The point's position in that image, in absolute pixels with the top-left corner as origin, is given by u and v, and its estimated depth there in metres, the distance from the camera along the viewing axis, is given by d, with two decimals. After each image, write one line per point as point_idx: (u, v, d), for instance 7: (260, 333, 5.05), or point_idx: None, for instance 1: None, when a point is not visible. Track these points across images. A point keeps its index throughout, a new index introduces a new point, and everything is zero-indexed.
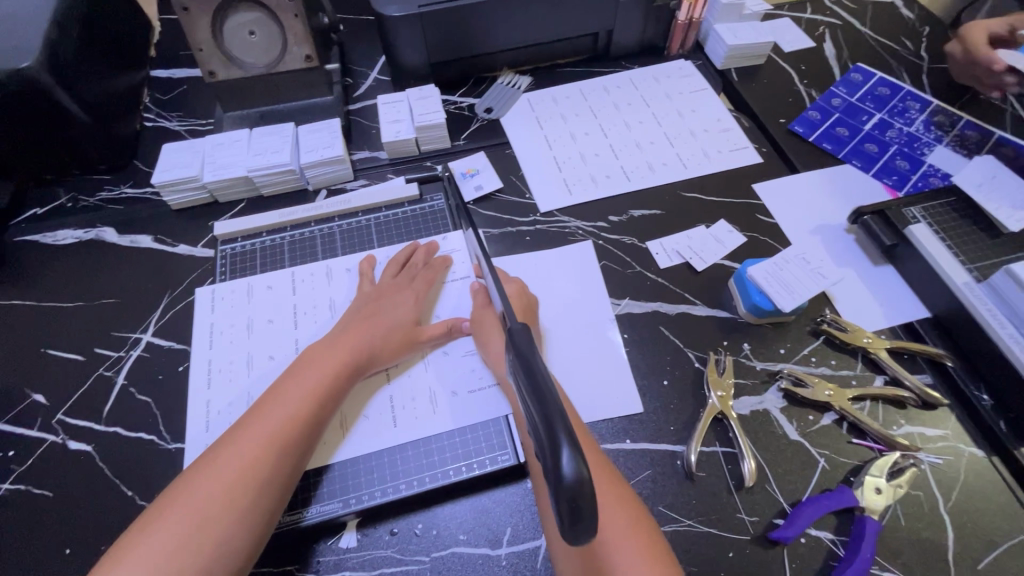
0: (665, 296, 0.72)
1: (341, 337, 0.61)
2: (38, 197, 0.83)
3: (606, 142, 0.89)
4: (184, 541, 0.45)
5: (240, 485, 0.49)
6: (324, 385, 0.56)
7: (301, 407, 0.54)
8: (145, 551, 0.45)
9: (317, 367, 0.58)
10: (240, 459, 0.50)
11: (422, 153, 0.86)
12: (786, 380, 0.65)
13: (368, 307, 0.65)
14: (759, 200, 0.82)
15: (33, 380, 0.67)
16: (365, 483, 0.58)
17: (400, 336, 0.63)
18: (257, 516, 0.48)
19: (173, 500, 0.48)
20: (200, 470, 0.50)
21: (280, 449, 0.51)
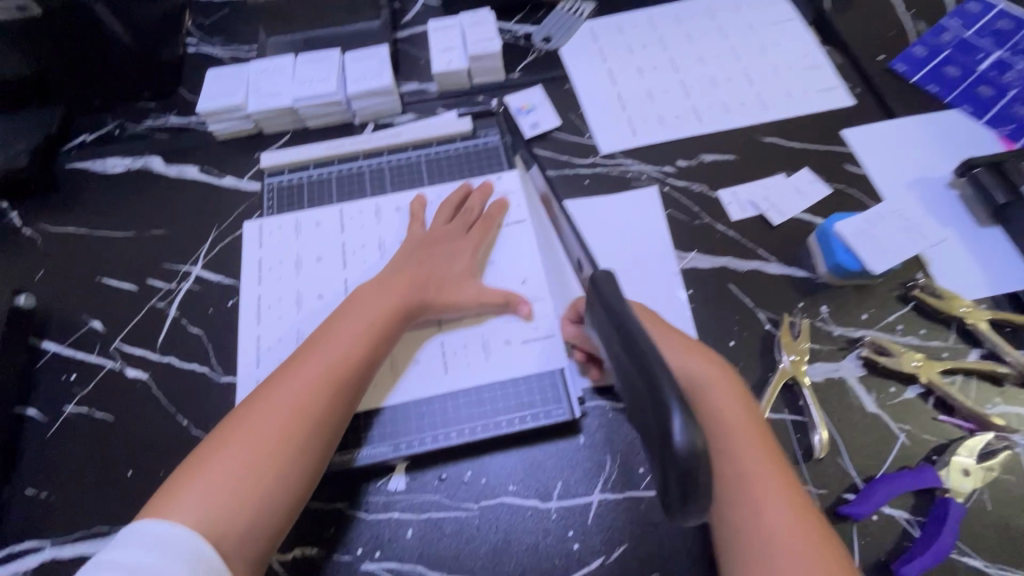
0: (736, 251, 0.66)
1: (393, 280, 0.58)
2: (86, 122, 0.81)
3: (676, 77, 0.79)
4: (243, 476, 0.45)
5: (295, 425, 0.48)
6: (377, 328, 0.54)
7: (354, 350, 0.53)
8: (204, 484, 0.45)
9: (368, 310, 0.56)
10: (294, 400, 0.49)
11: (474, 86, 0.80)
12: (867, 348, 0.59)
13: (421, 250, 0.62)
14: (849, 148, 0.73)
15: (90, 307, 0.68)
16: (415, 427, 0.57)
17: (454, 282, 0.60)
18: (311, 456, 0.48)
19: (229, 435, 0.48)
20: (255, 407, 0.49)
21: (333, 392, 0.50)
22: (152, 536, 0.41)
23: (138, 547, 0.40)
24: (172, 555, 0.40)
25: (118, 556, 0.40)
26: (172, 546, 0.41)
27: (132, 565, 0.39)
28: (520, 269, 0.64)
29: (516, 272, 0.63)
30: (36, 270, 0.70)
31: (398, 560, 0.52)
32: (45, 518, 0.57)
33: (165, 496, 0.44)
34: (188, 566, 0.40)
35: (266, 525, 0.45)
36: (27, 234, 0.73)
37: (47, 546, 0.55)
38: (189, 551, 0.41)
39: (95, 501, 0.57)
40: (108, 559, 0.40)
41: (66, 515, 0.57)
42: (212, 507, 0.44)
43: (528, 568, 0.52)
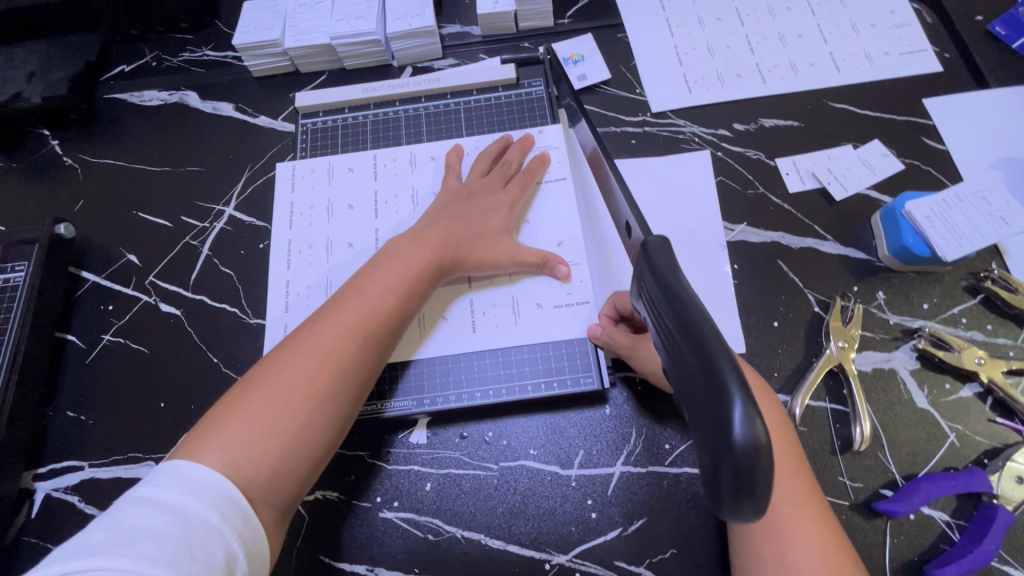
0: (790, 226, 0.62)
1: (427, 233, 0.56)
2: (125, 53, 0.80)
3: (741, 31, 0.72)
4: (273, 424, 0.44)
5: (323, 374, 0.47)
6: (409, 282, 0.53)
7: (385, 302, 0.51)
8: (233, 430, 0.43)
9: (399, 263, 0.54)
10: (323, 350, 0.48)
11: (520, 31, 0.75)
12: (925, 340, 0.55)
13: (457, 205, 0.59)
14: (930, 120, 0.66)
15: (127, 241, 0.68)
16: (440, 385, 0.56)
17: (489, 240, 0.57)
18: (339, 407, 0.47)
19: (258, 381, 0.46)
20: (283, 355, 0.48)
21: (363, 344, 0.49)
22: (186, 475, 0.40)
23: (173, 486, 0.39)
24: (207, 499, 0.39)
25: (152, 493, 0.38)
26: (207, 489, 0.39)
27: (167, 505, 0.38)
28: (557, 231, 0.61)
29: (552, 234, 0.61)
30: (76, 200, 0.71)
31: (415, 512, 0.53)
32: (83, 440, 0.59)
33: (192, 440, 0.43)
34: (222, 512, 0.39)
35: (293, 472, 0.44)
36: (67, 163, 0.73)
37: (85, 467, 0.58)
38: (223, 496, 0.40)
39: (130, 429, 0.59)
40: (142, 496, 0.38)
41: (103, 439, 0.59)
42: (242, 453, 0.42)
43: (544, 531, 0.52)
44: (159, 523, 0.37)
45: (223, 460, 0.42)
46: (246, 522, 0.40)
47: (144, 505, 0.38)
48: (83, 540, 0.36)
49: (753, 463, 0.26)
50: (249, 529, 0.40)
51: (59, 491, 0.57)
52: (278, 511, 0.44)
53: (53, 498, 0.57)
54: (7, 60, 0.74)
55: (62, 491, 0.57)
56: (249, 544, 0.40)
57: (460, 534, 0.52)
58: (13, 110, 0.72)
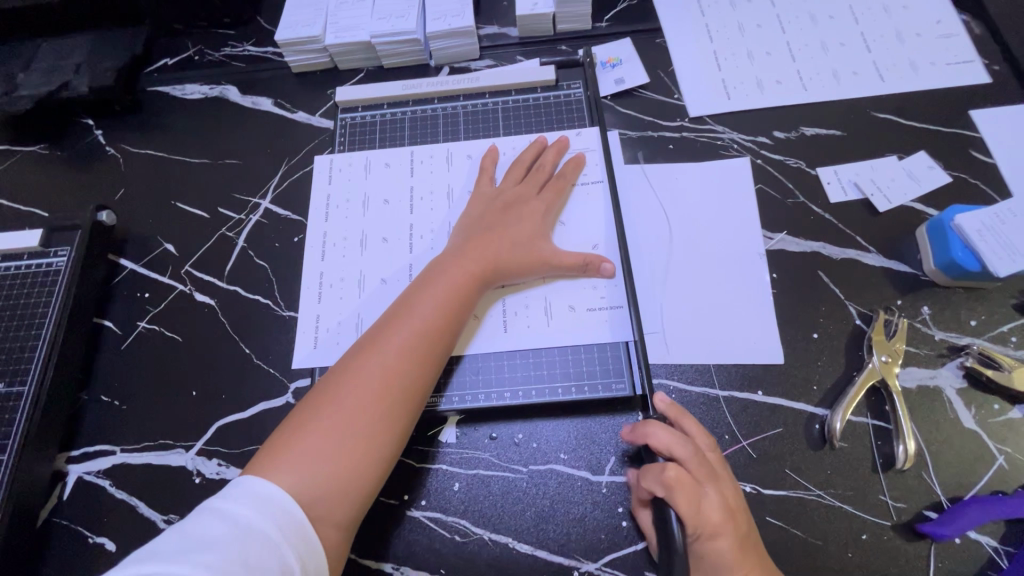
0: (832, 236, 0.60)
1: (467, 246, 0.57)
2: (169, 47, 0.81)
3: (783, 37, 0.71)
4: (346, 440, 0.46)
5: (385, 392, 0.48)
6: (457, 293, 0.54)
7: (438, 315, 0.52)
8: (306, 450, 0.45)
9: (446, 277, 0.55)
10: (382, 368, 0.49)
11: (557, 33, 0.75)
12: (972, 358, 0.53)
13: (494, 214, 0.59)
14: (978, 132, 0.64)
15: (164, 230, 0.69)
16: (471, 385, 0.56)
17: (529, 247, 0.57)
18: (402, 421, 0.49)
19: (324, 401, 0.48)
20: (347, 376, 0.49)
21: (420, 361, 0.50)
22: (252, 490, 0.42)
23: (244, 502, 0.41)
24: (273, 515, 0.41)
25: (223, 505, 0.41)
26: (273, 506, 0.41)
27: (236, 516, 0.40)
28: (591, 234, 0.61)
29: (588, 235, 0.61)
30: (117, 189, 0.72)
31: (443, 512, 0.52)
32: (116, 425, 0.60)
33: (268, 459, 0.45)
34: (284, 528, 0.40)
35: (362, 487, 0.46)
36: (109, 153, 0.75)
37: (117, 452, 0.58)
38: (286, 512, 0.41)
39: (162, 415, 0.60)
40: (212, 507, 0.40)
41: (135, 426, 0.60)
42: (321, 471, 0.45)
43: (573, 538, 0.51)
44: (227, 531, 0.38)
45: (303, 480, 0.44)
46: (302, 534, 0.41)
47: (215, 515, 0.40)
48: (159, 547, 0.38)
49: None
50: (308, 548, 0.41)
51: (91, 475, 0.57)
52: (346, 526, 0.45)
53: (85, 481, 0.57)
54: (57, 51, 0.76)
55: (94, 475, 0.57)
56: (305, 559, 0.41)
57: (487, 536, 0.51)
58: (60, 99, 0.74)
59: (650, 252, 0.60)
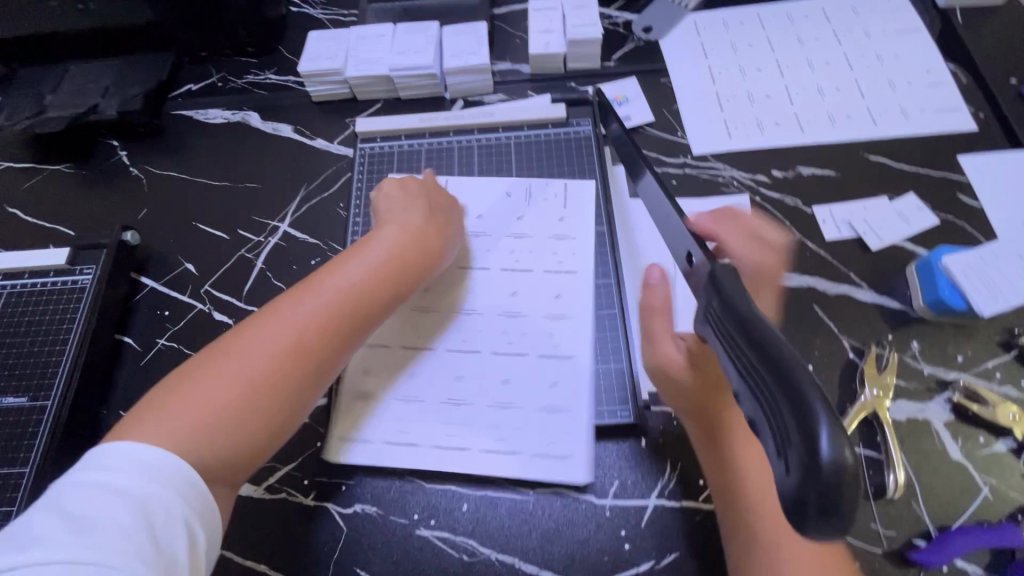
0: (826, 272, 0.63)
1: (400, 244, 0.58)
2: (192, 73, 0.85)
3: (781, 81, 0.75)
4: (202, 409, 0.46)
5: (275, 374, 0.49)
6: (361, 291, 0.55)
7: (335, 302, 0.53)
8: (205, 411, 0.46)
9: (360, 274, 0.55)
10: (267, 350, 0.49)
11: (567, 71, 0.79)
12: (959, 393, 0.56)
13: (433, 223, 0.62)
14: (965, 176, 0.68)
15: (185, 250, 0.72)
16: (416, 426, 0.58)
17: (448, 254, 0.62)
18: (294, 409, 0.50)
19: (211, 365, 0.49)
20: (233, 342, 0.50)
21: (308, 347, 0.51)
22: (132, 459, 0.42)
23: (121, 469, 0.41)
24: (153, 480, 0.41)
25: (93, 476, 0.41)
26: (155, 471, 0.42)
27: (119, 490, 0.40)
28: (556, 284, 0.64)
29: (549, 288, 0.64)
30: (139, 209, 0.75)
31: (452, 531, 0.54)
32: None
33: (145, 413, 0.46)
34: (177, 491, 0.42)
35: (237, 460, 0.47)
36: (133, 173, 0.77)
37: None
38: (170, 471, 0.42)
39: None
40: (88, 481, 0.41)
41: None
42: (172, 435, 0.44)
43: (576, 559, 0.53)
44: (119, 511, 0.39)
45: (169, 438, 0.44)
46: (194, 500, 0.43)
47: (102, 491, 0.40)
48: (34, 529, 0.38)
49: (845, 480, 0.25)
50: (205, 505, 0.44)
51: None
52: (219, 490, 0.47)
53: None
54: (87, 76, 0.80)
55: None
56: (202, 515, 0.43)
57: (493, 556, 0.53)
58: (88, 121, 0.77)
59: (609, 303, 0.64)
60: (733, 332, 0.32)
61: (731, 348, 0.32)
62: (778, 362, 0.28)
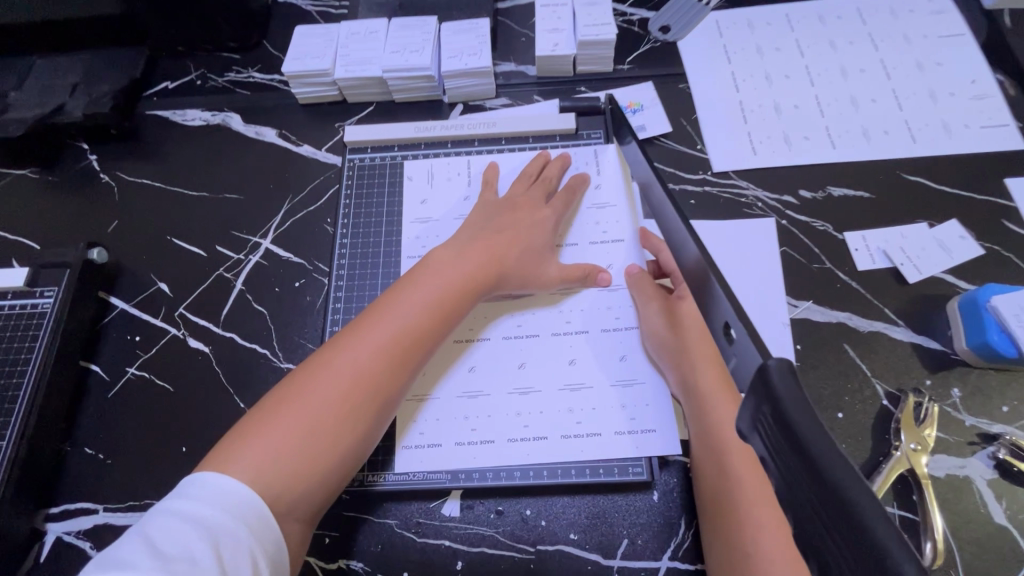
0: (859, 307, 0.58)
1: (471, 248, 0.55)
2: (170, 69, 0.78)
3: (811, 90, 0.68)
4: (296, 433, 0.45)
5: (359, 393, 0.47)
6: (445, 299, 0.52)
7: (418, 318, 0.51)
8: (289, 434, 0.45)
9: (440, 280, 0.53)
10: (353, 366, 0.48)
11: (576, 75, 0.72)
12: (1004, 448, 0.51)
13: (504, 218, 0.58)
14: (1012, 201, 0.62)
15: (159, 268, 0.66)
16: (484, 422, 0.54)
17: (537, 258, 0.57)
18: (372, 426, 0.48)
19: (295, 388, 0.47)
20: (319, 366, 0.48)
21: (391, 360, 0.49)
22: (216, 489, 0.41)
23: (197, 499, 0.41)
24: (225, 508, 0.40)
25: (176, 504, 0.41)
26: (227, 502, 0.41)
27: (190, 516, 0.39)
28: (606, 255, 0.59)
29: (601, 260, 0.59)
30: (110, 220, 0.69)
31: None
32: (99, 480, 0.56)
33: (234, 443, 0.44)
34: (244, 520, 0.40)
35: (319, 488, 0.45)
36: (104, 180, 0.71)
37: (99, 511, 0.55)
38: (241, 501, 0.41)
39: (148, 472, 0.56)
40: (170, 509, 0.40)
41: (119, 483, 0.56)
42: (267, 463, 0.43)
43: None
44: (190, 538, 0.38)
45: (253, 471, 0.43)
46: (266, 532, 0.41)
47: (174, 518, 0.40)
48: (120, 554, 0.38)
49: None
50: (271, 538, 0.42)
51: (71, 535, 0.54)
52: (306, 521, 0.45)
53: (64, 542, 0.54)
54: (53, 72, 0.73)
55: (74, 536, 0.54)
56: (268, 546, 0.41)
57: None
58: (54, 123, 0.71)
59: (623, 332, 0.56)
60: (792, 463, 0.26)
61: (785, 472, 0.26)
62: (863, 536, 0.23)
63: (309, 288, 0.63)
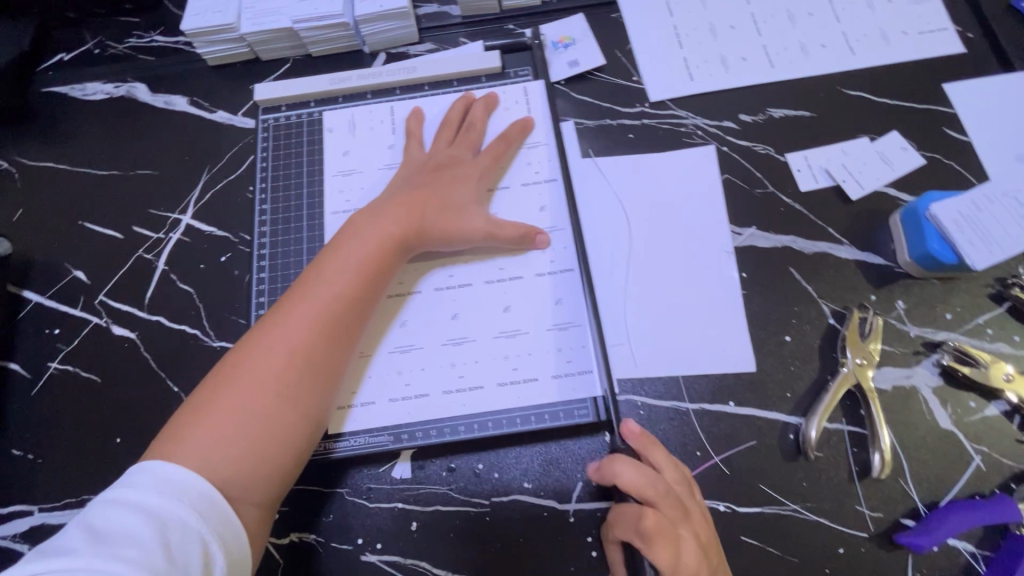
0: (803, 229, 0.57)
1: (391, 206, 0.52)
2: (62, 40, 0.71)
3: (747, 9, 0.65)
4: (235, 421, 0.42)
5: (298, 368, 0.45)
6: (374, 260, 0.49)
7: (351, 283, 0.48)
8: (226, 422, 0.42)
9: (364, 242, 0.50)
10: (286, 342, 0.45)
11: (503, 11, 0.68)
12: (948, 355, 0.51)
13: (421, 176, 0.55)
14: (951, 108, 0.60)
15: (74, 255, 0.62)
16: (418, 375, 0.51)
17: (456, 213, 0.53)
18: (319, 399, 0.46)
19: (226, 377, 0.44)
20: (249, 349, 0.45)
21: (327, 329, 0.46)
22: (157, 474, 0.38)
23: (145, 485, 0.37)
24: (169, 490, 0.37)
25: (117, 491, 0.37)
26: (182, 489, 0.38)
27: (137, 503, 0.36)
28: (537, 196, 0.57)
29: (530, 201, 0.56)
30: (14, 209, 0.64)
31: (400, 555, 0.48)
32: (31, 481, 0.53)
33: (168, 444, 0.41)
34: (198, 508, 0.38)
35: (271, 471, 0.43)
36: (2, 168, 0.65)
37: (34, 512, 0.52)
38: (193, 488, 0.38)
39: (82, 468, 0.54)
40: (113, 496, 0.37)
41: (52, 481, 0.53)
42: (208, 456, 0.40)
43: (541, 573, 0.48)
44: (139, 526, 0.35)
45: (194, 465, 0.39)
46: (221, 513, 0.38)
47: (119, 504, 0.36)
48: (55, 543, 0.34)
49: None
50: (230, 527, 0.39)
51: (7, 540, 0.52)
52: (264, 506, 0.42)
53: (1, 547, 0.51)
54: None
55: (10, 539, 0.52)
56: (223, 534, 0.38)
57: None
58: None
59: (562, 274, 0.53)
60: None
61: None
62: None
63: (236, 262, 0.60)
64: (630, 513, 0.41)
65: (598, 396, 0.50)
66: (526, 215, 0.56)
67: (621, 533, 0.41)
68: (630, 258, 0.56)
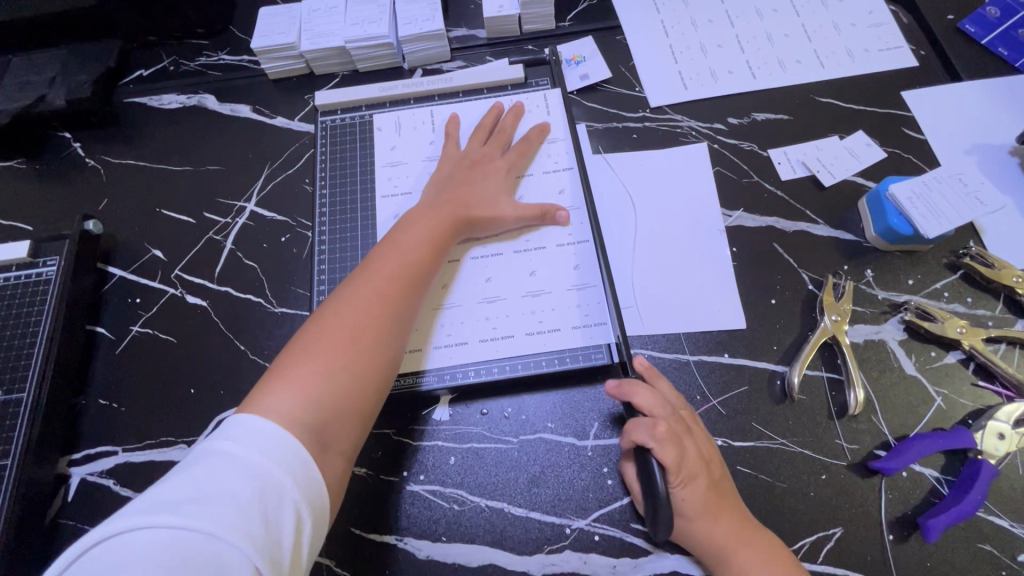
0: (784, 211, 0.66)
1: (443, 196, 0.61)
2: (142, 59, 0.82)
3: (732, 31, 0.76)
4: (335, 360, 0.47)
5: (384, 318, 0.51)
6: (437, 234, 0.58)
7: (418, 255, 0.56)
8: (326, 361, 0.47)
9: (428, 221, 0.59)
10: (373, 296, 0.52)
11: (523, 34, 0.79)
12: (911, 312, 0.59)
13: (461, 170, 0.65)
14: (909, 112, 0.70)
15: (151, 237, 0.71)
16: (458, 327, 0.60)
17: (492, 204, 0.62)
18: (398, 347, 0.52)
19: (322, 327, 0.49)
20: (340, 304, 0.51)
21: (406, 287, 0.54)
22: (257, 431, 0.41)
23: (246, 444, 0.40)
24: (268, 453, 0.40)
25: (221, 446, 0.40)
26: (279, 453, 0.40)
27: (242, 464, 0.39)
28: (556, 182, 0.66)
29: (550, 186, 0.66)
30: (100, 199, 0.73)
31: (441, 484, 0.56)
32: (116, 427, 0.61)
33: (262, 389, 0.45)
34: (293, 474, 0.40)
35: (357, 415, 0.48)
36: (90, 165, 0.75)
37: (119, 452, 0.60)
38: (290, 455, 0.41)
39: (161, 415, 0.62)
40: (219, 451, 0.40)
41: (134, 426, 0.61)
42: (313, 387, 0.46)
43: (563, 499, 0.55)
44: (242, 487, 0.38)
45: (291, 406, 0.44)
46: (311, 482, 0.41)
47: (225, 462, 0.39)
48: (169, 492, 0.37)
49: None
50: (318, 495, 0.41)
51: (95, 476, 0.59)
52: (352, 443, 0.47)
53: (90, 482, 0.59)
54: (28, 66, 0.76)
55: (98, 475, 0.59)
56: (312, 502, 0.41)
57: (483, 502, 0.55)
58: (37, 113, 0.74)
59: (580, 245, 0.62)
60: None
61: None
62: None
63: (295, 242, 0.69)
64: (645, 420, 0.49)
65: (611, 342, 0.58)
66: (547, 198, 0.66)
67: (636, 436, 0.48)
68: (637, 235, 0.65)
